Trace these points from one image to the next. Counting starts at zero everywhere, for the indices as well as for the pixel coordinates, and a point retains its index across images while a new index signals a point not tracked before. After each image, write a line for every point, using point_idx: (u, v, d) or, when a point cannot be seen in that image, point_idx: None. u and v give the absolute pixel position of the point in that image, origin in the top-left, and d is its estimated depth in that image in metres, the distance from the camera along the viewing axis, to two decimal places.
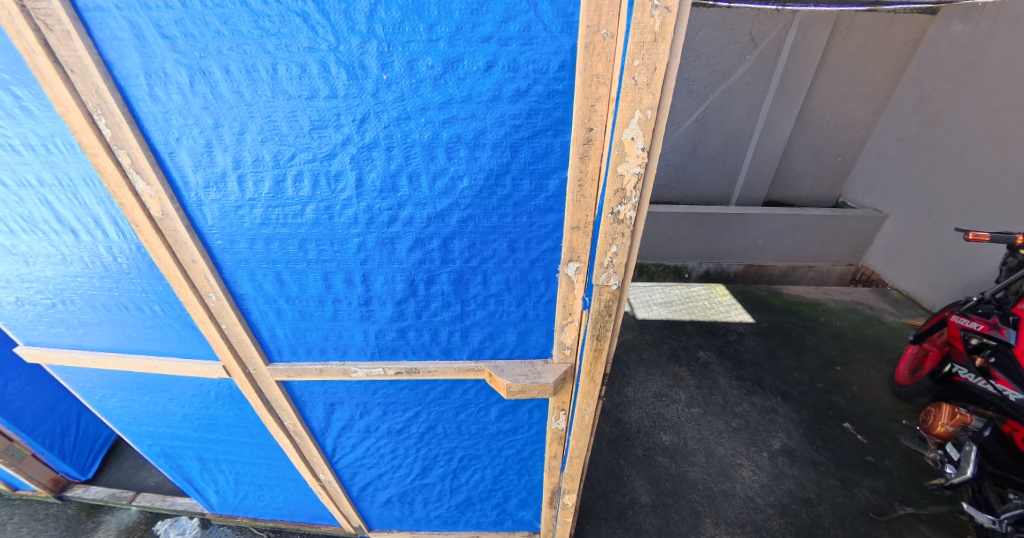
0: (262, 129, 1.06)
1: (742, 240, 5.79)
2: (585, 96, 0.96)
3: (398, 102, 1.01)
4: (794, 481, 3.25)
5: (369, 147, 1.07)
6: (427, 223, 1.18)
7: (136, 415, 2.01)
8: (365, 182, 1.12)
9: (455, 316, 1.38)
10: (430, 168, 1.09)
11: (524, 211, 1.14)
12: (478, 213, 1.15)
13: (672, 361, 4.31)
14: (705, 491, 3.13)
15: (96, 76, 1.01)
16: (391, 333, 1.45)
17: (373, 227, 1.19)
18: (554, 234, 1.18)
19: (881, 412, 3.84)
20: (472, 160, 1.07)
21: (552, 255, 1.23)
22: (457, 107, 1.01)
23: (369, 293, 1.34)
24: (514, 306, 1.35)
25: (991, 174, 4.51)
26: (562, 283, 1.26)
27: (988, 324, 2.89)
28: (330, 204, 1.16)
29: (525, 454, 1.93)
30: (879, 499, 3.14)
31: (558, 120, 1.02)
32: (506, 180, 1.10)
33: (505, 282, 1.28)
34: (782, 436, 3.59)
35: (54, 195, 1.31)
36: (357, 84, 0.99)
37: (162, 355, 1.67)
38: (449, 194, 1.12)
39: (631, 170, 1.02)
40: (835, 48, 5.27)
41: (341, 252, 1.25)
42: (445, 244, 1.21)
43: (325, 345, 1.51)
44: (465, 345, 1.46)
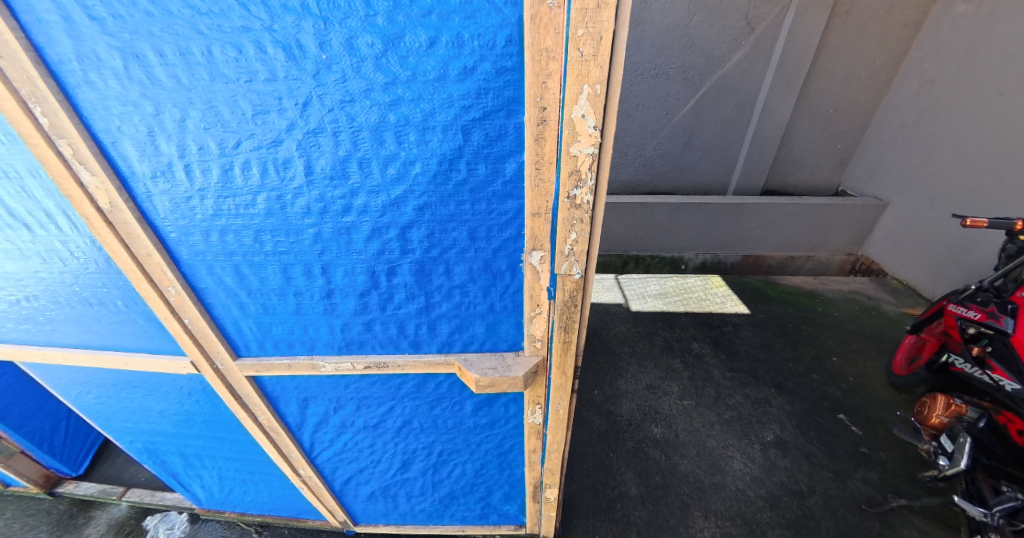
0: (204, 115, 1.01)
1: (740, 230, 5.71)
2: (535, 73, 0.91)
3: (341, 84, 0.96)
4: (786, 473, 3.21)
5: (315, 132, 1.02)
6: (383, 212, 1.13)
7: (115, 411, 1.94)
8: (316, 169, 1.07)
9: (421, 308, 1.34)
10: (381, 154, 1.04)
11: (482, 197, 1.10)
12: (434, 201, 1.11)
13: (665, 353, 4.27)
14: (694, 483, 3.11)
15: (26, 62, 0.95)
16: (358, 326, 1.41)
17: (328, 217, 1.15)
18: (516, 222, 1.14)
19: (877, 403, 3.80)
20: (422, 144, 1.02)
21: (515, 244, 1.18)
22: (402, 86, 0.95)
23: (332, 285, 1.30)
24: (481, 297, 1.30)
25: (994, 159, 4.43)
26: (527, 273, 1.21)
27: (985, 313, 2.82)
28: (282, 194, 1.11)
29: (505, 448, 1.90)
30: (872, 490, 3.12)
31: (510, 100, 0.97)
32: (461, 164, 1.05)
33: (468, 272, 1.24)
34: (775, 428, 3.55)
35: (3, 188, 1.26)
36: (296, 65, 0.94)
37: (133, 351, 1.61)
38: (402, 181, 1.07)
39: (585, 150, 0.98)
40: (835, 31, 5.14)
41: (299, 243, 1.20)
42: (403, 232, 1.16)
43: (292, 340, 1.47)
44: (434, 337, 1.42)
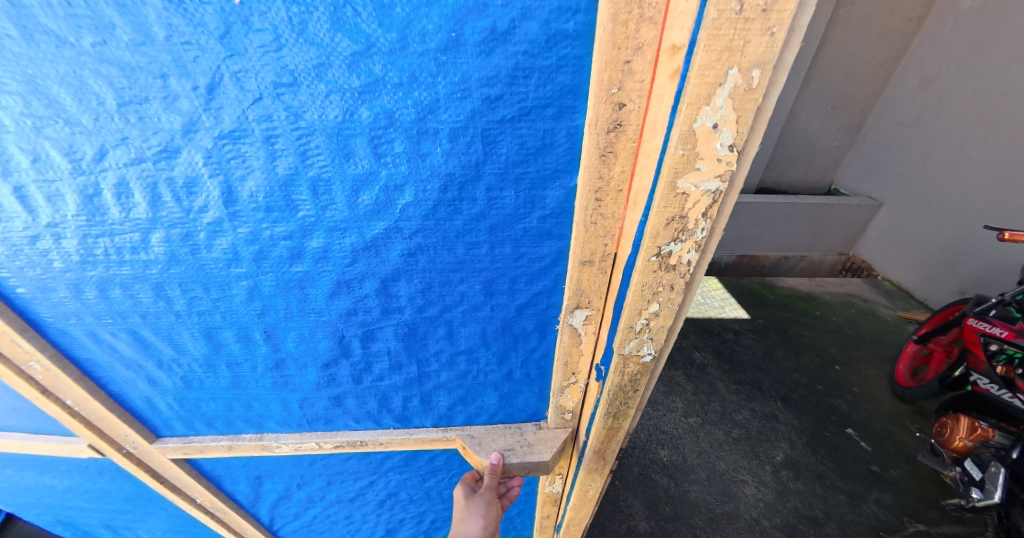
0: (37, 101, 0.70)
1: (735, 231, 5.49)
2: (615, 47, 0.63)
3: (273, 59, 0.67)
4: (800, 498, 3.00)
5: (235, 139, 0.74)
6: (355, 252, 0.89)
7: (7, 487, 1.53)
8: (243, 195, 0.81)
9: (411, 379, 1.15)
10: (342, 173, 0.79)
11: (507, 237, 0.89)
12: (434, 243, 0.88)
13: (666, 365, 4.00)
14: (706, 514, 2.87)
15: None
16: (321, 402, 1.19)
17: (266, 262, 0.91)
18: (552, 270, 0.94)
19: (885, 416, 3.64)
20: (419, 158, 0.77)
21: (548, 298, 1.00)
22: (379, 63, 0.67)
23: (280, 354, 1.08)
24: (495, 365, 1.12)
25: (995, 162, 4.28)
26: (566, 335, 1.02)
27: (1013, 331, 2.64)
28: (190, 228, 0.85)
29: (511, 514, 1.56)
30: (887, 514, 2.94)
31: (566, 88, 0.71)
32: (478, 188, 0.81)
33: (480, 334, 1.05)
34: (785, 447, 3.33)
35: None
36: (191, 33, 0.64)
37: (6, 431, 1.28)
38: (384, 214, 0.84)
39: (703, 186, 0.64)
40: (837, 24, 4.88)
41: (217, 290, 0.95)
42: (384, 284, 0.95)
43: (227, 416, 1.22)
44: (427, 411, 1.23)
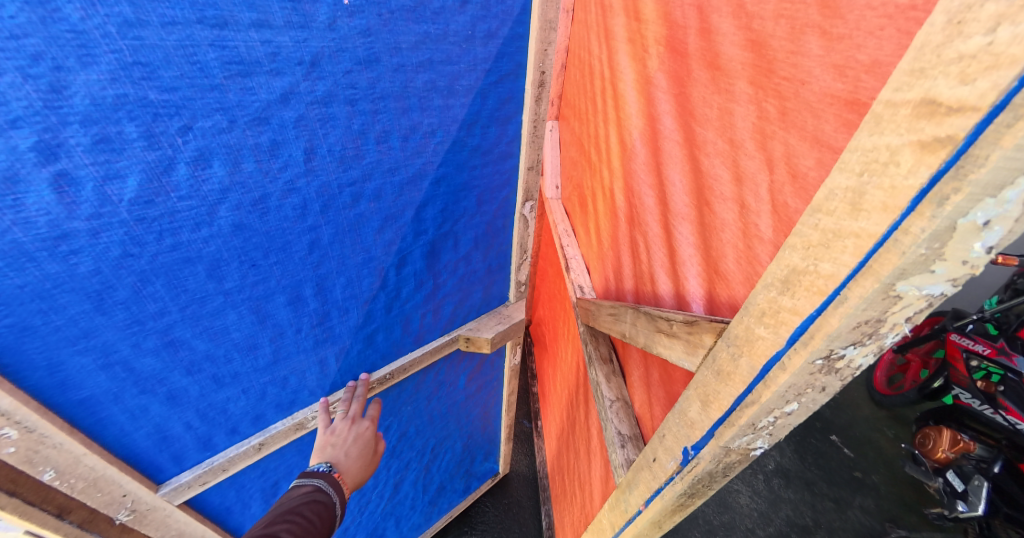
0: (128, 76, 0.75)
1: None
2: (540, 41, 1.37)
3: (365, 45, 1.00)
4: (791, 506, 3.06)
5: (326, 103, 1.00)
6: (409, 182, 1.32)
7: None
8: (325, 149, 1.06)
9: (428, 294, 1.66)
10: (403, 125, 1.19)
11: (490, 160, 1.55)
12: (451, 170, 1.43)
13: None
14: (704, 527, 2.96)
15: None
16: (355, 345, 1.51)
17: (331, 210, 1.17)
18: (511, 179, 1.69)
19: (864, 422, 3.68)
20: (446, 109, 1.28)
21: (507, 200, 1.76)
22: (433, 47, 1.13)
23: (332, 303, 1.35)
24: (479, 260, 1.81)
25: None
26: (518, 222, 1.83)
27: (996, 349, 2.59)
28: (263, 188, 1.01)
29: None
30: (871, 520, 2.98)
31: (517, 65, 1.39)
32: (477, 127, 1.42)
33: (473, 240, 1.70)
34: (775, 454, 3.36)
35: None
36: (307, 28, 0.89)
37: None
38: (420, 153, 1.29)
39: (926, 288, 0.42)
40: None
41: (273, 249, 1.11)
42: (418, 211, 1.41)
43: (258, 409, 1.36)
44: (435, 323, 1.79)
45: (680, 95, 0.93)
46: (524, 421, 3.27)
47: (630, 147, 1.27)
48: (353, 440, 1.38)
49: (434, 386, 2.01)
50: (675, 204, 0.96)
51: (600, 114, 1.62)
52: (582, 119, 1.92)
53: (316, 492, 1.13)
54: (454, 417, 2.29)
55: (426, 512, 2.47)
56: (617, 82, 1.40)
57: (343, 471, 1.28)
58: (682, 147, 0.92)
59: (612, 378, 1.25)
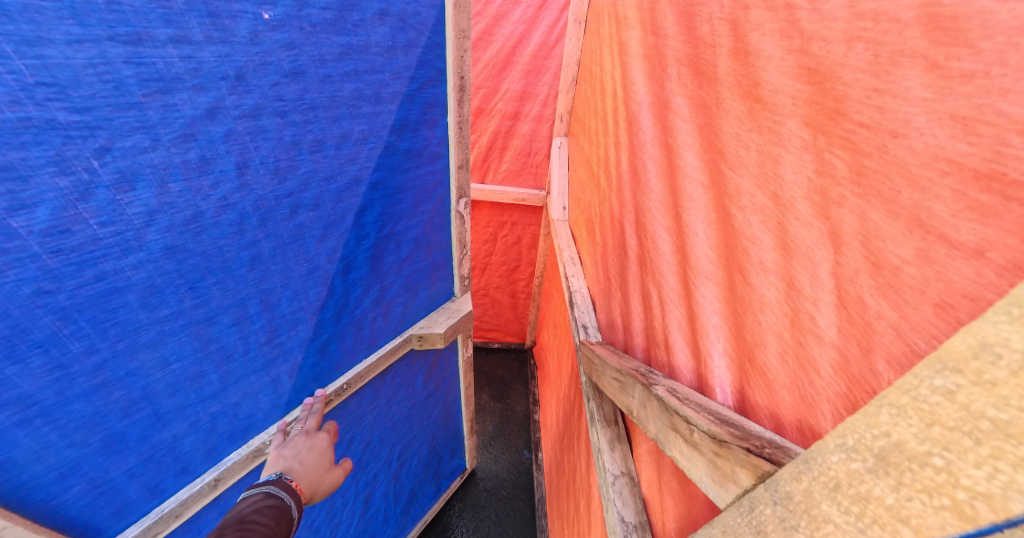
0: (30, 97, 0.62)
1: None
2: (457, 48, 1.34)
3: (291, 57, 0.92)
4: None
5: (255, 116, 0.90)
6: (347, 188, 1.19)
7: None
8: (258, 160, 0.95)
9: (377, 299, 1.48)
10: (334, 133, 1.09)
11: (422, 163, 1.44)
12: (388, 175, 1.31)
13: None
14: None
15: None
16: (310, 358, 1.32)
17: (269, 224, 1.03)
18: (442, 176, 1.56)
19: None
20: (375, 116, 1.19)
21: (443, 201, 1.62)
22: (357, 58, 1.07)
23: (281, 319, 1.18)
24: (423, 259, 1.63)
25: None
26: (456, 220, 1.72)
27: None
28: (197, 205, 0.87)
29: None
30: None
31: (436, 70, 1.32)
32: (407, 132, 1.32)
33: (414, 239, 1.54)
34: None
35: None
36: (227, 44, 0.80)
37: None
38: (355, 160, 1.18)
39: None
40: None
41: (212, 270, 0.96)
42: (359, 216, 1.27)
43: (210, 441, 1.14)
44: (387, 324, 1.59)
45: (707, 127, 0.77)
46: (524, 452, 2.97)
47: (644, 179, 1.10)
48: (307, 451, 1.13)
49: (393, 389, 1.79)
50: (696, 258, 0.79)
51: (612, 137, 1.45)
52: (593, 139, 1.76)
53: (268, 498, 0.87)
54: (417, 420, 2.08)
55: (398, 523, 2.27)
56: (631, 105, 1.23)
57: (298, 479, 1.02)
58: (708, 192, 0.75)
59: (615, 447, 1.08)
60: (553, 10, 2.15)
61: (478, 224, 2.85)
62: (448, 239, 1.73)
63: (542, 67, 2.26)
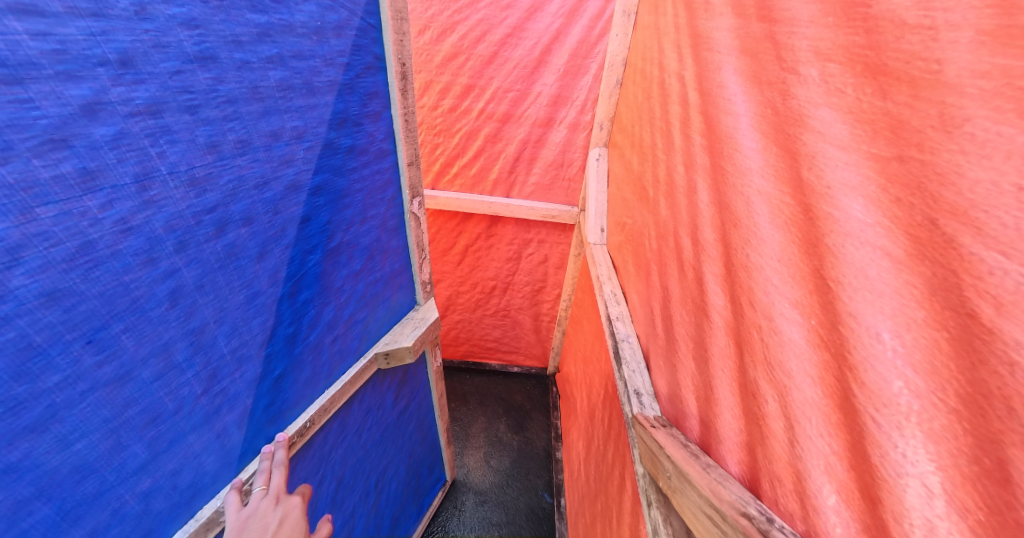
0: None
1: None
2: (395, 31, 1.25)
3: (195, 39, 0.73)
4: None
5: (155, 113, 0.69)
6: (284, 197, 1.01)
7: None
8: (166, 170, 0.73)
9: (332, 320, 1.30)
10: (262, 132, 0.91)
11: (368, 162, 1.31)
12: (329, 176, 1.15)
13: None
14: None
15: None
16: (262, 399, 1.10)
17: (189, 247, 0.81)
18: (391, 172, 1.44)
19: None
20: (309, 108, 1.02)
21: (394, 202, 1.51)
22: (280, 40, 0.90)
23: (220, 361, 0.95)
24: (379, 267, 1.50)
25: None
26: (411, 221, 1.61)
27: None
28: (84, 231, 0.64)
29: None
30: None
31: (370, 57, 1.21)
32: (348, 127, 1.17)
33: (368, 247, 1.41)
34: None
35: None
36: (102, 17, 0.59)
37: None
38: (289, 163, 1.00)
39: None
40: None
41: (119, 314, 0.72)
42: (302, 227, 1.09)
43: (144, 524, 0.87)
44: (348, 345, 1.42)
45: (921, 168, 0.45)
46: (545, 496, 2.62)
47: (743, 222, 0.78)
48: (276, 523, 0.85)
49: (363, 414, 1.57)
50: (869, 377, 0.50)
51: (679, 153, 1.11)
52: (645, 155, 1.45)
53: None
54: (393, 442, 1.87)
55: None
56: (717, 115, 0.91)
57: None
58: (909, 277, 0.46)
59: None
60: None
61: (501, 241, 2.56)
62: (403, 242, 1.61)
63: (581, 68, 1.95)
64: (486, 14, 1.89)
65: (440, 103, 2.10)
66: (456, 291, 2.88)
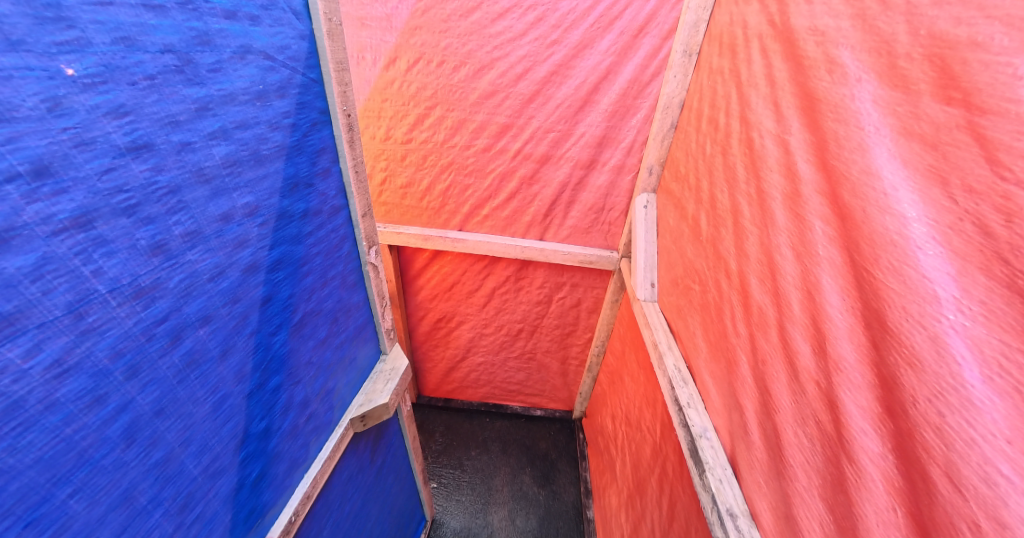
0: None
1: None
2: (339, 83, 0.94)
3: (126, 128, 0.53)
4: None
5: (87, 225, 0.51)
6: (243, 283, 0.77)
7: None
8: (106, 288, 0.54)
9: (303, 401, 1.04)
10: (211, 216, 0.68)
11: (325, 226, 1.00)
12: (289, 251, 0.88)
13: None
14: None
15: None
16: (242, 509, 0.88)
17: (142, 370, 0.61)
18: (345, 227, 1.10)
19: None
20: (259, 177, 0.77)
21: (353, 257, 1.17)
22: (222, 113, 0.67)
23: (191, 487, 0.73)
24: (345, 327, 1.18)
25: None
26: (373, 279, 1.27)
27: None
28: (4, 391, 0.46)
29: None
30: None
31: (320, 113, 0.92)
32: (301, 192, 0.89)
33: (333, 309, 1.10)
34: None
35: None
36: (2, 123, 0.41)
37: None
38: (244, 245, 0.75)
39: None
40: None
41: (64, 477, 0.53)
42: (264, 307, 0.84)
43: None
44: (321, 420, 1.12)
45: None
46: None
47: (926, 364, 0.60)
48: None
49: (343, 484, 1.30)
50: None
51: (787, 234, 0.94)
52: (719, 219, 1.27)
53: None
54: (374, 500, 1.62)
55: None
56: (863, 210, 0.73)
57: None
58: None
59: None
60: (652, 37, 1.68)
61: (531, 284, 2.39)
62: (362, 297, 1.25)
63: (631, 108, 1.80)
64: (529, 50, 1.74)
65: (473, 142, 1.94)
66: (480, 333, 2.71)
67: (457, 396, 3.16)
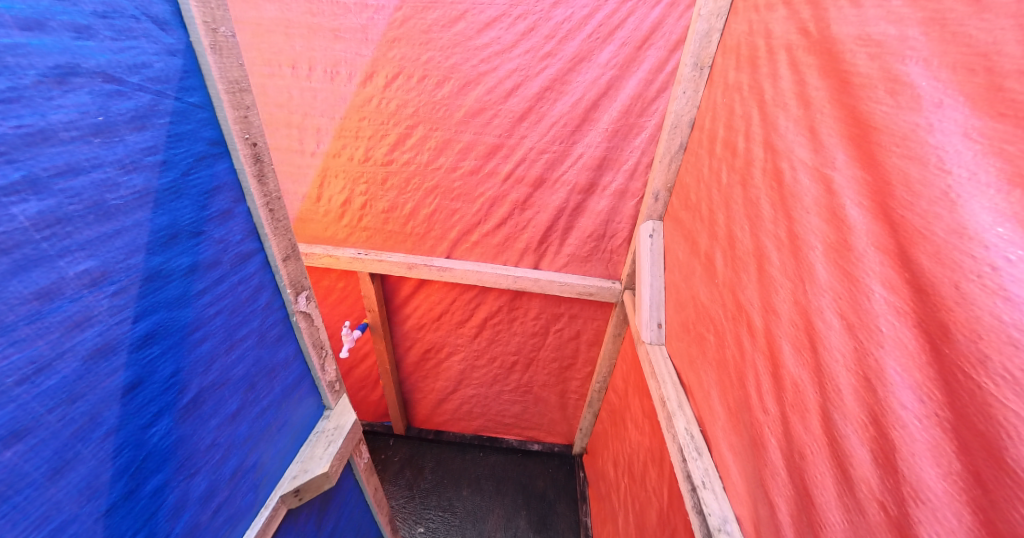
0: None
1: None
2: (235, 108, 0.75)
3: None
4: None
5: None
6: (85, 375, 0.56)
7: None
8: None
9: (204, 492, 0.82)
10: (14, 295, 0.48)
11: (227, 278, 0.80)
12: (166, 320, 0.68)
13: None
14: None
15: None
16: None
17: None
18: (260, 272, 0.89)
19: None
20: (107, 233, 0.57)
21: (275, 305, 0.95)
22: (28, 158, 0.47)
23: None
24: (268, 389, 0.97)
25: None
26: (305, 328, 1.05)
27: None
28: None
29: None
30: None
31: (210, 143, 0.72)
32: (179, 243, 0.69)
33: (246, 373, 0.89)
34: None
35: None
36: None
37: None
38: (84, 325, 0.55)
39: None
40: None
41: None
42: (129, 395, 0.63)
43: None
44: (237, 507, 0.92)
45: None
46: None
47: None
48: None
49: None
50: None
51: (833, 296, 0.74)
52: (739, 261, 1.07)
53: None
54: None
55: None
56: (955, 285, 0.53)
57: None
58: None
59: None
60: (657, 49, 1.50)
61: (526, 314, 2.19)
62: (294, 348, 1.04)
63: (635, 126, 1.61)
64: (520, 64, 1.57)
65: (460, 164, 1.76)
66: (472, 365, 2.50)
67: (449, 428, 2.94)
